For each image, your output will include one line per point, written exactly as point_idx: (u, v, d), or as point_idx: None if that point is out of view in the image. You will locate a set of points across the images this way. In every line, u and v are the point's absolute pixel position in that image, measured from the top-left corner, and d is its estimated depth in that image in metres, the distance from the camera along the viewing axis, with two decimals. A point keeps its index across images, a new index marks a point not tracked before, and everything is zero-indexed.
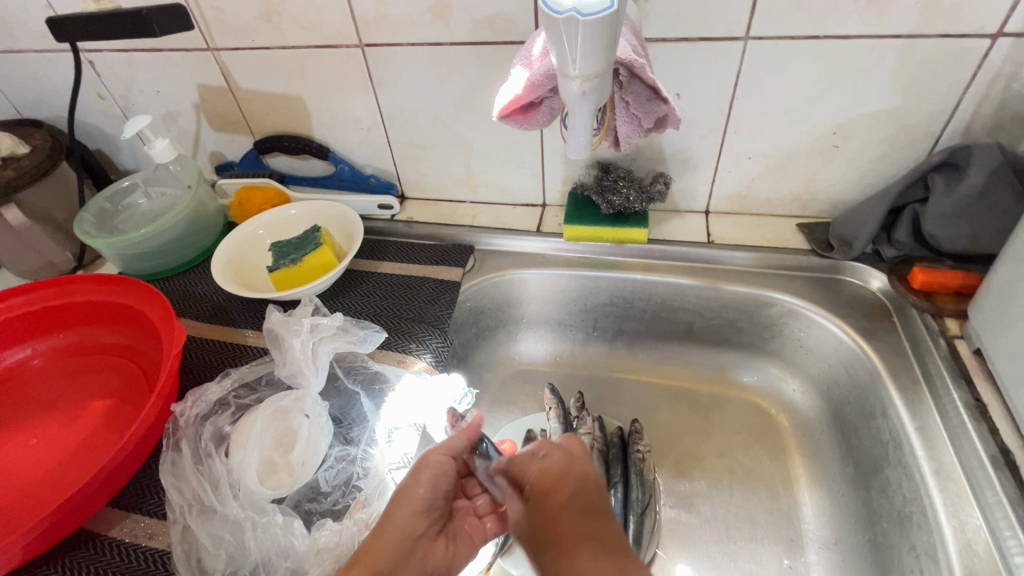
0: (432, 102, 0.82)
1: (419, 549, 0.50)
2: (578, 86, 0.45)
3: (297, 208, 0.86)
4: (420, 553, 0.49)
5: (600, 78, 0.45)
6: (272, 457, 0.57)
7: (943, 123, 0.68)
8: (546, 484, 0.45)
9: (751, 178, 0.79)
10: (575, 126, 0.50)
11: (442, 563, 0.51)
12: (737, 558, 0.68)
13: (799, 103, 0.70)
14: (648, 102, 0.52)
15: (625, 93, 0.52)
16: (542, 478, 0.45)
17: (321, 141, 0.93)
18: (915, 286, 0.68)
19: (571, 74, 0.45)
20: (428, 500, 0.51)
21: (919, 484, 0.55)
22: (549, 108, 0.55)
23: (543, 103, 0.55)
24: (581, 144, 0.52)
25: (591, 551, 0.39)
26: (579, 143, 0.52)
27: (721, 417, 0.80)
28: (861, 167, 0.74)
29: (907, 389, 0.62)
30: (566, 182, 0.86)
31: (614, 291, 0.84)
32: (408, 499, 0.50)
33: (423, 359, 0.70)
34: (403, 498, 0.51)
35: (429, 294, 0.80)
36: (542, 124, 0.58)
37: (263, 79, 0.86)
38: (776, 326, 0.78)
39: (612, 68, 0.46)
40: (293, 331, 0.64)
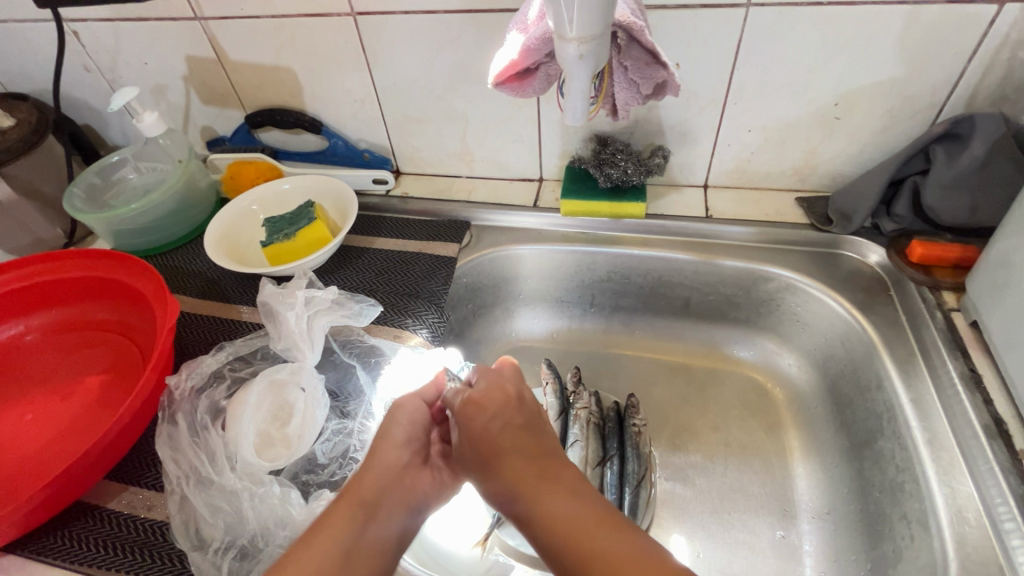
0: (427, 73, 0.80)
1: (406, 478, 0.50)
2: (575, 49, 0.44)
3: (291, 183, 0.84)
4: (408, 482, 0.50)
5: (598, 40, 0.43)
6: (269, 430, 0.57)
7: (946, 94, 0.67)
8: (469, 409, 0.50)
9: (750, 151, 0.78)
10: (571, 94, 0.48)
11: (428, 495, 0.51)
12: (731, 529, 0.69)
13: (800, 73, 0.69)
14: (648, 66, 0.50)
15: (624, 58, 0.50)
16: (465, 404, 0.51)
17: (314, 114, 0.91)
18: (914, 260, 0.67)
19: (568, 37, 0.43)
20: (408, 432, 0.53)
21: (913, 454, 0.56)
22: (545, 74, 0.53)
23: (539, 70, 0.53)
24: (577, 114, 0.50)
25: (513, 457, 0.45)
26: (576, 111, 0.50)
27: (717, 391, 0.81)
28: (862, 139, 0.73)
29: (903, 361, 0.62)
30: (563, 155, 0.85)
31: (610, 266, 0.83)
32: (390, 434, 0.52)
33: (418, 333, 0.70)
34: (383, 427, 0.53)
35: (425, 270, 0.80)
36: (537, 93, 0.56)
37: (253, 49, 0.84)
38: (773, 301, 0.78)
39: (610, 31, 0.44)
40: (288, 304, 0.64)
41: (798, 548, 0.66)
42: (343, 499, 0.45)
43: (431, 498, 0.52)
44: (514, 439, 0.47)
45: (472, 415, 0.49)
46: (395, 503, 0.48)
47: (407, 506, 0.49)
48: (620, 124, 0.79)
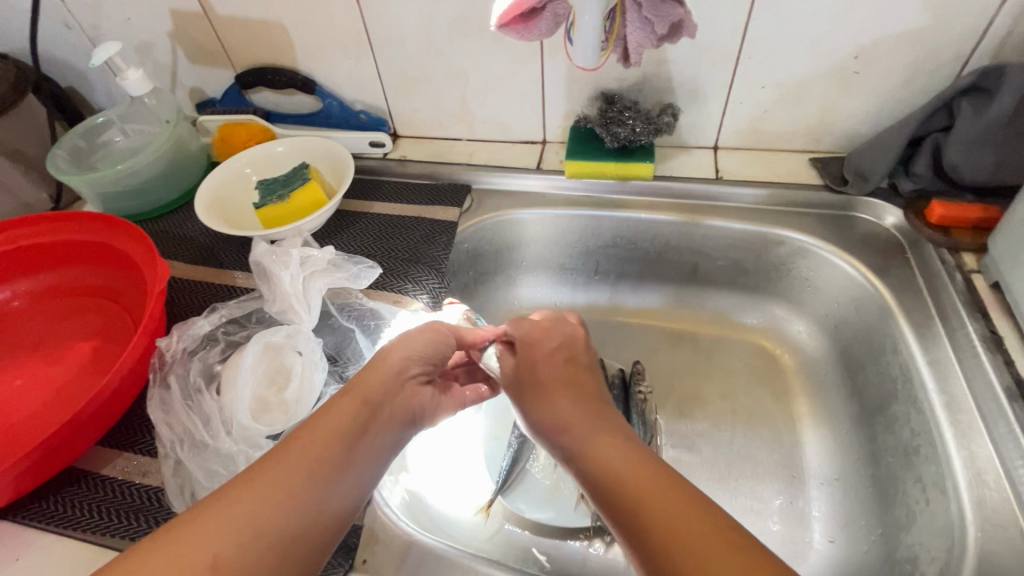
0: (424, 26, 0.76)
1: (406, 388, 0.49)
2: None
3: (284, 145, 0.81)
4: (409, 391, 0.49)
5: None
6: (265, 394, 0.55)
7: (973, 44, 0.63)
8: (534, 336, 0.52)
9: (764, 110, 0.75)
10: (579, 35, 0.46)
11: (427, 408, 0.51)
12: (738, 496, 0.67)
13: (819, 23, 0.65)
14: (665, 2, 0.46)
15: None
16: (532, 330, 0.53)
17: (306, 74, 0.87)
18: (932, 221, 0.65)
19: None
20: (424, 348, 0.51)
21: (929, 417, 0.54)
22: (551, 14, 0.50)
23: (545, 9, 0.49)
24: (588, 55, 0.47)
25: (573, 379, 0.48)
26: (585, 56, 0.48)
27: (724, 359, 0.79)
28: (881, 95, 0.70)
29: (920, 324, 0.60)
30: (568, 116, 0.81)
31: (617, 231, 0.81)
32: (405, 344, 0.51)
33: (418, 299, 0.67)
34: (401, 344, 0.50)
35: (425, 235, 0.77)
36: (544, 37, 0.52)
37: (240, 2, 0.80)
38: (784, 266, 0.75)
39: None
40: (282, 263, 0.62)
41: (807, 514, 0.65)
42: (347, 396, 0.44)
43: (429, 411, 0.51)
44: (574, 383, 0.48)
45: (532, 346, 0.52)
46: (391, 416, 0.46)
47: (401, 420, 0.47)
48: (627, 81, 0.75)
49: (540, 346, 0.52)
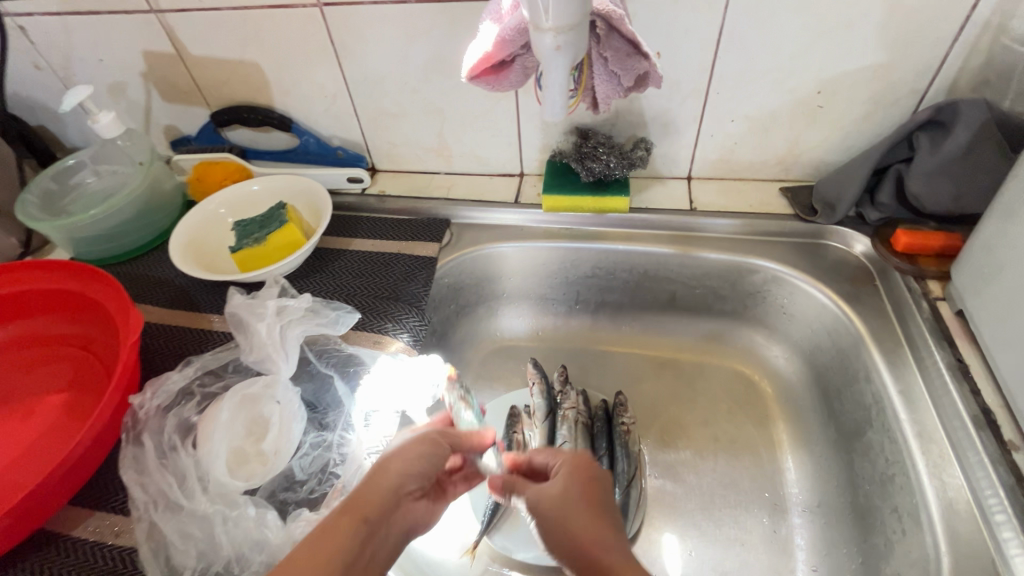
0: (399, 65, 0.77)
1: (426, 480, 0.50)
2: (552, 40, 0.41)
3: (260, 184, 0.81)
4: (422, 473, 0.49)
5: (576, 30, 0.41)
6: (243, 446, 0.55)
7: (929, 80, 0.66)
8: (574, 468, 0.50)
9: (734, 142, 0.77)
10: (549, 86, 0.45)
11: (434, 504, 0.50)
12: (722, 526, 0.68)
13: (783, 62, 0.67)
14: (629, 58, 0.48)
15: (604, 49, 0.48)
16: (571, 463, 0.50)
17: (283, 111, 0.87)
18: (898, 249, 0.67)
19: (544, 27, 0.41)
20: (426, 459, 0.49)
21: (903, 448, 0.55)
22: (521, 67, 0.51)
23: (514, 62, 0.50)
24: (556, 109, 0.47)
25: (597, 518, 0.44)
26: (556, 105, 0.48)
27: (705, 385, 0.80)
28: (845, 127, 0.72)
29: (890, 352, 0.62)
30: (544, 150, 0.83)
31: (596, 263, 0.82)
32: (407, 455, 0.49)
33: (399, 338, 0.68)
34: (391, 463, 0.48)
35: (404, 271, 0.77)
36: (514, 87, 0.53)
37: (214, 43, 0.80)
38: (759, 294, 0.77)
39: (588, 19, 0.42)
40: (258, 315, 0.62)
41: (790, 543, 0.65)
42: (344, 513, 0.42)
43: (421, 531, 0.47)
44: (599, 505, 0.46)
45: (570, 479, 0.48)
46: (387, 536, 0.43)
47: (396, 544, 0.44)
48: (601, 116, 0.77)
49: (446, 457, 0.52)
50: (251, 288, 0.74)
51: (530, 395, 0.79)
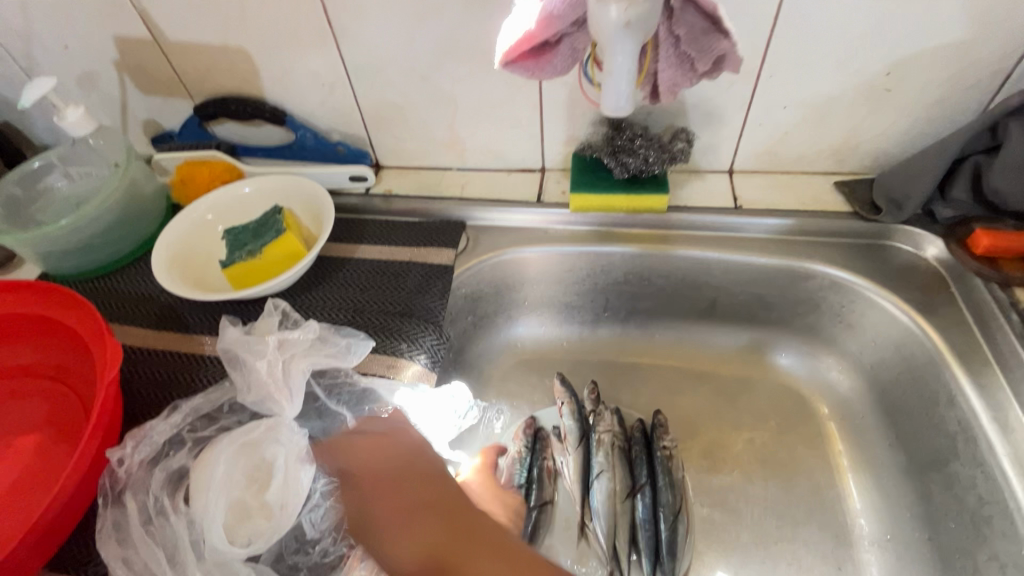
0: (407, 48, 0.68)
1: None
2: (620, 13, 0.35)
3: (252, 186, 0.72)
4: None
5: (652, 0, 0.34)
6: (244, 500, 0.47)
7: (1017, 58, 0.58)
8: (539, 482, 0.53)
9: (785, 131, 0.69)
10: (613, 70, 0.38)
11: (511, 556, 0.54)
12: (780, 562, 0.62)
13: (849, 39, 0.59)
14: (708, 36, 0.39)
15: (675, 25, 0.40)
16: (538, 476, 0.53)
17: (275, 103, 0.78)
18: (977, 253, 0.60)
19: None
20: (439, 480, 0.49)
21: (1002, 487, 0.48)
22: (569, 48, 0.42)
23: (562, 43, 0.42)
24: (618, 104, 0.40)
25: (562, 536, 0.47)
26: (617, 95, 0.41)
27: (751, 400, 0.73)
28: (914, 113, 0.64)
29: (977, 373, 0.54)
30: (570, 142, 0.74)
31: (629, 268, 0.74)
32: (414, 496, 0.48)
33: (417, 361, 0.60)
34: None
35: (418, 283, 0.69)
36: (558, 74, 0.45)
37: (195, 26, 0.70)
38: (812, 301, 0.69)
39: None
40: (256, 352, 0.54)
41: None
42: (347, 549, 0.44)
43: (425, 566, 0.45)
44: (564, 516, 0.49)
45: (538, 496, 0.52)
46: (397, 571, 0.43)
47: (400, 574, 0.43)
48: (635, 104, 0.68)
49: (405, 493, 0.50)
50: (248, 317, 0.64)
51: (559, 416, 0.71)
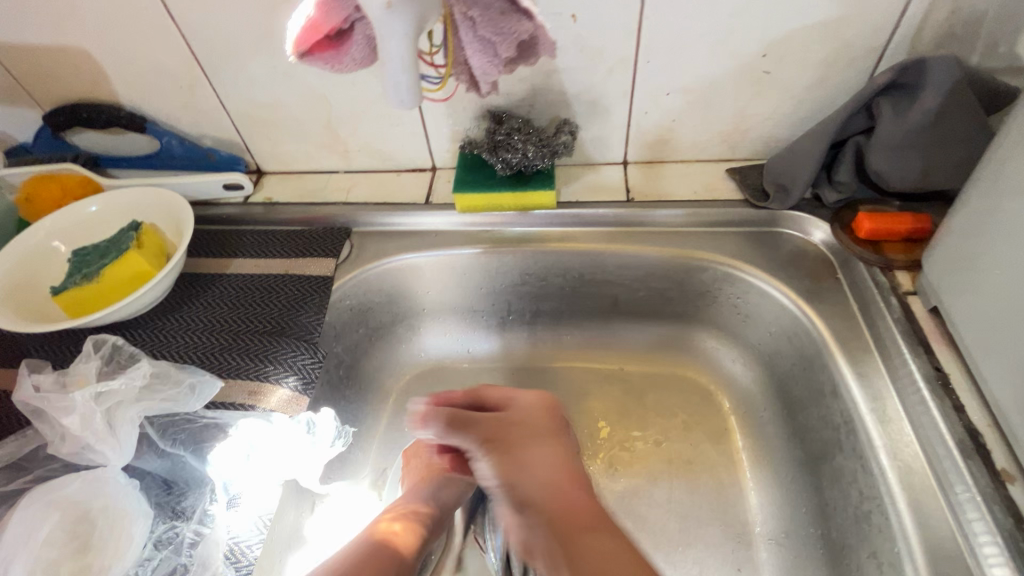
0: (262, 44, 0.62)
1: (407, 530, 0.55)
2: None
3: (100, 204, 0.65)
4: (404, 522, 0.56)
5: None
6: (54, 566, 0.41)
7: (888, 34, 0.56)
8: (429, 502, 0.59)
9: (672, 118, 0.66)
10: (388, 57, 0.37)
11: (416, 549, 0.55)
12: (681, 566, 0.59)
13: (720, 19, 0.56)
14: (501, 18, 0.37)
15: (464, 5, 0.37)
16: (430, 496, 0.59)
17: (134, 108, 0.71)
18: (860, 237, 0.58)
19: None
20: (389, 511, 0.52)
21: (878, 480, 0.46)
22: (363, 35, 0.39)
23: (354, 29, 0.39)
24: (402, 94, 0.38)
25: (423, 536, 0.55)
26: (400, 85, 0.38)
27: (656, 398, 0.71)
28: (796, 95, 0.62)
29: (859, 361, 0.52)
30: (455, 138, 0.70)
31: (525, 269, 0.70)
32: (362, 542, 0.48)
33: (284, 385, 0.54)
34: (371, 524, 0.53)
35: (292, 297, 0.63)
36: (365, 63, 0.42)
37: (23, 26, 0.63)
38: (710, 293, 0.67)
39: None
40: (66, 403, 0.46)
41: None
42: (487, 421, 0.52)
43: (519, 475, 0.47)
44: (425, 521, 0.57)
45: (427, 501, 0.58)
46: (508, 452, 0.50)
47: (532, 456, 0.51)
48: (516, 96, 0.65)
49: (530, 427, 0.51)
50: (62, 360, 0.56)
51: None
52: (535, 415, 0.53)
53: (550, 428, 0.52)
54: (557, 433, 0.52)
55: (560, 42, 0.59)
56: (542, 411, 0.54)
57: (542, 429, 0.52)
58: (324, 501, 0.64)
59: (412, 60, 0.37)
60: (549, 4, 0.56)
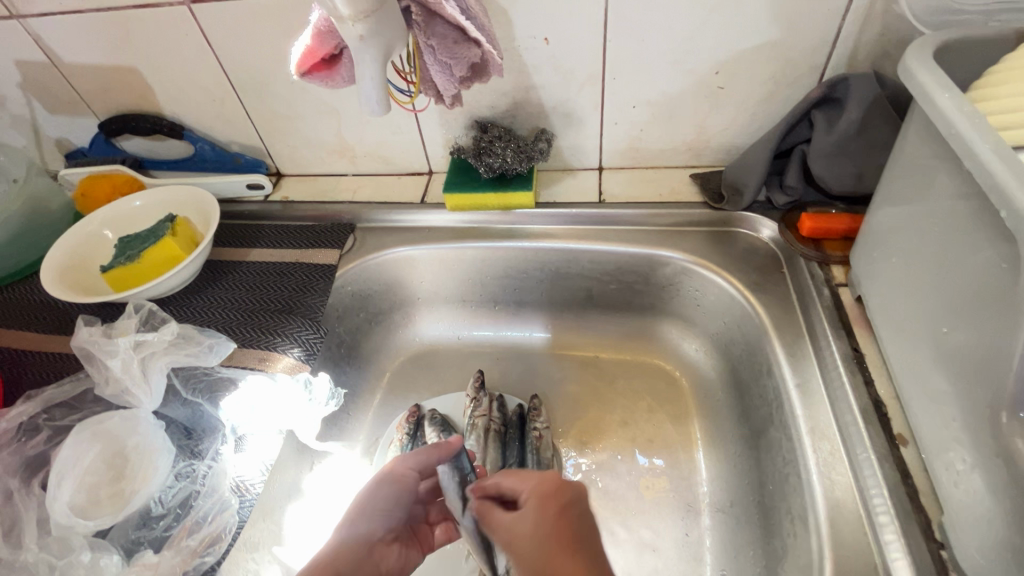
0: (282, 65, 0.72)
1: (373, 555, 0.47)
2: (354, 29, 0.43)
3: (143, 199, 0.76)
4: (375, 561, 0.47)
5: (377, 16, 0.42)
6: (95, 485, 0.51)
7: (826, 55, 0.62)
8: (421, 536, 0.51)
9: (640, 128, 0.73)
10: (361, 77, 0.46)
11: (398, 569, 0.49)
12: (635, 530, 0.65)
13: (675, 43, 0.64)
14: (456, 44, 0.47)
15: (428, 35, 0.47)
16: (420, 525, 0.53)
17: (174, 118, 0.82)
18: (803, 235, 0.64)
19: (344, 15, 0.42)
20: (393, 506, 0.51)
21: (797, 446, 0.53)
22: (349, 59, 0.49)
23: (342, 55, 0.49)
24: (374, 105, 0.47)
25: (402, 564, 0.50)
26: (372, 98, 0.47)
27: (625, 383, 0.78)
28: (749, 109, 0.69)
29: (791, 344, 0.59)
30: (447, 145, 0.79)
31: (507, 262, 0.78)
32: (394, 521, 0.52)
33: (288, 354, 0.63)
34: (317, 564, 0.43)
35: (301, 282, 0.72)
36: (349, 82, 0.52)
37: (85, 49, 0.74)
38: (672, 286, 0.74)
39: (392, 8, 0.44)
40: (112, 351, 0.57)
41: (701, 546, 0.63)
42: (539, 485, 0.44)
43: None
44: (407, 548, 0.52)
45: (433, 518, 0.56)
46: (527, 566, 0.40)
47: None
48: (499, 108, 0.73)
49: (541, 533, 0.40)
50: (108, 316, 0.67)
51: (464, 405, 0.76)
52: (540, 518, 0.41)
53: (570, 527, 0.41)
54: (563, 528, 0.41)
55: (537, 62, 0.67)
56: (544, 492, 0.44)
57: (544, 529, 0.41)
58: (321, 462, 0.71)
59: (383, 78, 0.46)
60: (524, 30, 0.64)
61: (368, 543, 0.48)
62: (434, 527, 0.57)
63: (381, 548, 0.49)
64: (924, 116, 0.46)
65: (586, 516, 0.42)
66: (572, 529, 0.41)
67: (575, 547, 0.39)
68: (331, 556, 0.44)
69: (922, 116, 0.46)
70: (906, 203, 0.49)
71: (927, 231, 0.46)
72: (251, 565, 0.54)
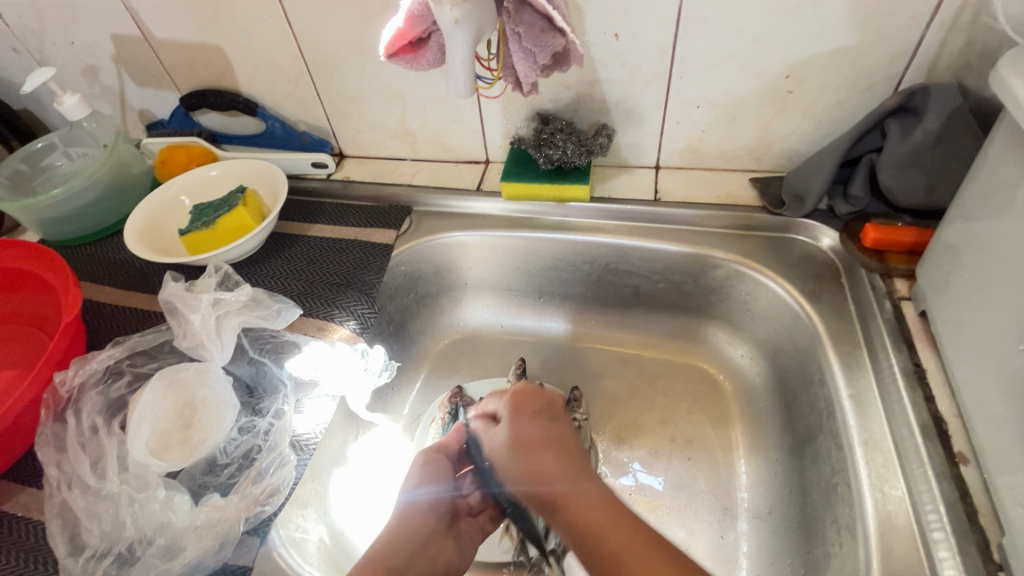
0: (356, 50, 0.75)
1: (430, 546, 0.50)
2: (450, 14, 0.46)
3: (219, 169, 0.81)
4: (431, 553, 0.50)
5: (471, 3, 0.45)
6: (169, 430, 0.54)
7: (905, 64, 0.61)
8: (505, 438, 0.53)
9: (701, 129, 0.73)
10: (450, 61, 0.49)
11: (452, 561, 0.52)
12: (669, 527, 0.66)
13: (748, 45, 0.63)
14: (541, 35, 0.49)
15: (516, 24, 0.49)
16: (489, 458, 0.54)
17: (248, 95, 0.86)
18: (866, 245, 0.63)
19: (442, 1, 0.45)
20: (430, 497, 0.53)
21: (847, 455, 0.52)
22: (436, 44, 0.52)
23: (431, 40, 0.52)
24: (460, 87, 0.50)
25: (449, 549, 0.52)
26: (459, 82, 0.50)
27: (666, 383, 0.78)
28: (818, 116, 0.68)
29: (847, 355, 0.58)
30: (507, 135, 0.80)
31: (557, 254, 0.79)
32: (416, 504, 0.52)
33: (345, 326, 0.66)
34: (375, 554, 0.46)
35: (359, 258, 0.75)
36: (434, 67, 0.55)
37: (175, 26, 0.79)
38: (722, 289, 0.74)
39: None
40: (192, 306, 0.61)
41: (736, 550, 0.63)
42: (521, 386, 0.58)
43: (546, 451, 0.50)
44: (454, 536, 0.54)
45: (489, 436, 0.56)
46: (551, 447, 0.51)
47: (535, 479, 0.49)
48: (562, 101, 0.74)
49: (532, 431, 0.52)
50: (187, 274, 0.73)
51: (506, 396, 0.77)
52: (532, 406, 0.55)
53: (549, 418, 0.54)
54: (540, 412, 0.54)
55: (604, 57, 0.68)
56: (523, 399, 0.56)
57: (531, 408, 0.55)
58: (366, 433, 0.74)
59: (468, 63, 0.49)
60: (594, 25, 0.65)
61: (422, 535, 0.51)
62: (479, 518, 0.58)
63: (436, 539, 0.51)
64: (1012, 130, 0.45)
65: (539, 398, 0.56)
66: (552, 413, 0.55)
67: (558, 429, 0.53)
68: (384, 554, 0.46)
69: (1011, 130, 0.45)
70: (984, 218, 0.48)
71: (1003, 248, 0.45)
72: (300, 521, 0.56)
